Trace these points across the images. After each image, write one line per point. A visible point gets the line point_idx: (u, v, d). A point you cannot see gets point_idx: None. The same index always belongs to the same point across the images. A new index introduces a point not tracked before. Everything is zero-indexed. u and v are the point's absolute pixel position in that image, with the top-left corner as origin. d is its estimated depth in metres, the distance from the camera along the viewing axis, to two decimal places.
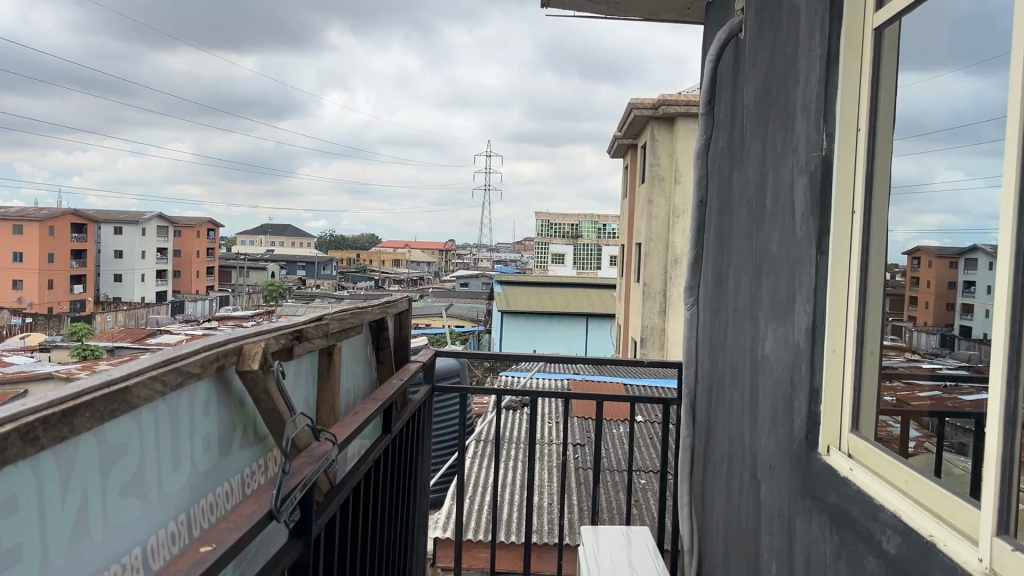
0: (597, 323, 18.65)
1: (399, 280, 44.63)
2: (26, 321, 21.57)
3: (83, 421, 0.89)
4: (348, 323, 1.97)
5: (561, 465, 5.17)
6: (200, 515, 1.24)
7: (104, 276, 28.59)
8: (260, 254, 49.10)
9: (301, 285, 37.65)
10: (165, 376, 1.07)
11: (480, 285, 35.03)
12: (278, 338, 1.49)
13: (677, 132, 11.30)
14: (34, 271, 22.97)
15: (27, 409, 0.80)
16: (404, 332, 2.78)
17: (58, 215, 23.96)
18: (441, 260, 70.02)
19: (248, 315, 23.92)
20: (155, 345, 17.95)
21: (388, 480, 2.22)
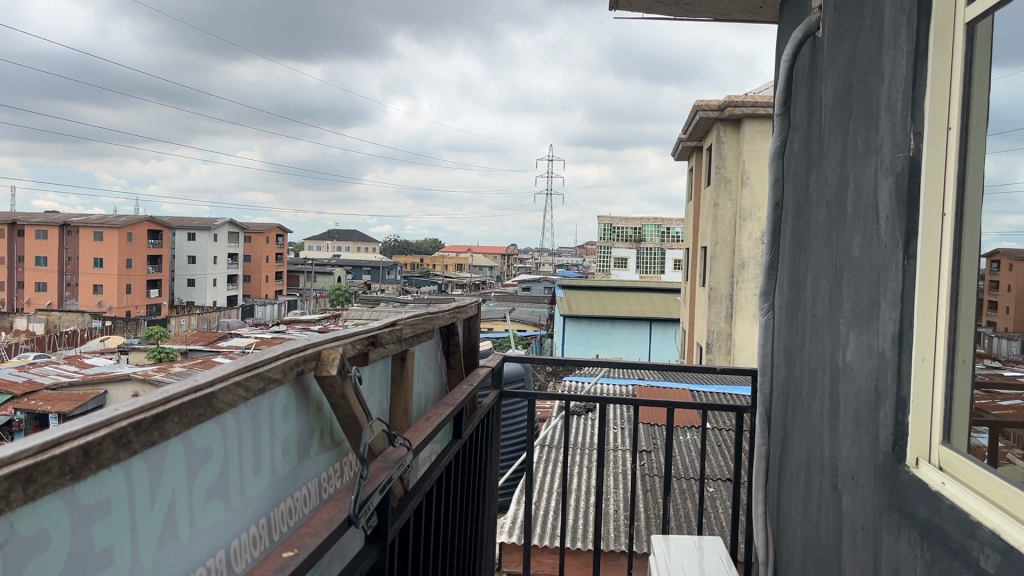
0: (661, 327, 18.40)
1: (463, 284, 44.98)
2: (107, 324, 22.41)
3: (170, 426, 0.90)
4: (420, 328, 1.98)
5: (629, 472, 5.11)
6: (280, 518, 1.25)
7: (178, 280, 29.52)
8: (327, 258, 49.96)
9: (367, 290, 38.26)
10: (248, 381, 1.09)
11: (544, 290, 35.04)
12: (355, 343, 1.50)
13: (743, 133, 11.10)
14: (113, 276, 23.87)
15: (120, 413, 0.82)
16: (473, 336, 2.79)
17: (136, 222, 24.85)
18: (505, 264, 70.35)
19: (316, 320, 24.40)
20: (226, 348, 18.47)
21: (459, 484, 2.23)
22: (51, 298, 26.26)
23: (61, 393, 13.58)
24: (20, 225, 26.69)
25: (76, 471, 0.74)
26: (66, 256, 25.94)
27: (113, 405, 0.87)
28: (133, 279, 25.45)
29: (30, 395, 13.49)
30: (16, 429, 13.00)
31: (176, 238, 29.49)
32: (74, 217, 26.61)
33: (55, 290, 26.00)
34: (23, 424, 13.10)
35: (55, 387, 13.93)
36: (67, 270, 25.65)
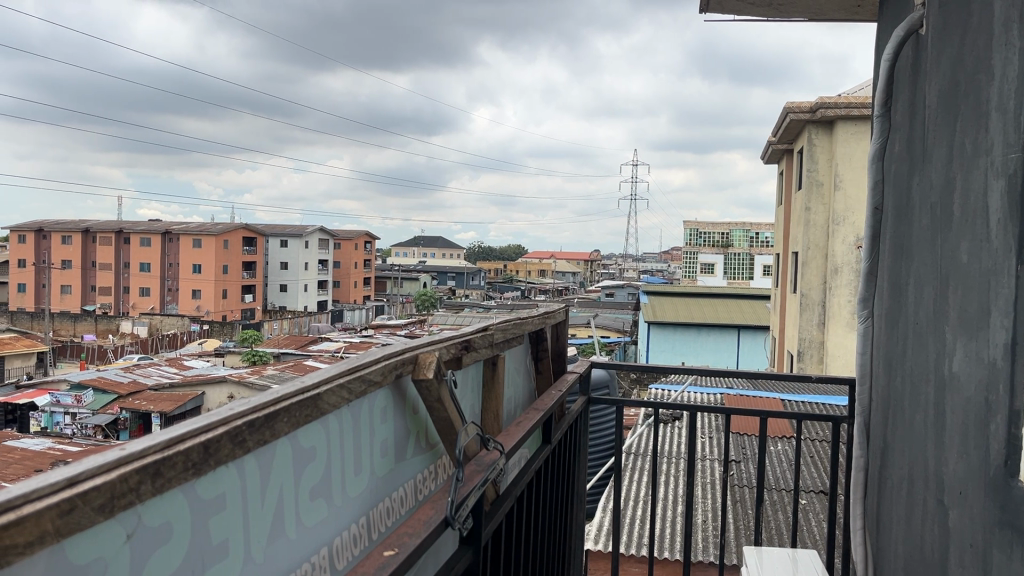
0: (750, 334, 18.01)
1: (547, 289, 45.01)
2: (204, 328, 23.35)
3: (280, 425, 0.94)
4: (511, 334, 2.00)
5: (720, 482, 5.01)
6: (378, 518, 1.28)
7: (271, 286, 30.51)
8: (413, 265, 50.75)
9: (452, 295, 38.69)
10: (350, 384, 1.13)
11: (628, 296, 34.75)
12: (449, 347, 1.52)
13: (836, 135, 10.80)
14: (211, 281, 24.88)
15: (233, 413, 0.86)
16: (562, 342, 2.80)
17: (231, 229, 25.83)
18: (588, 270, 70.17)
19: (402, 325, 24.83)
20: (317, 352, 18.98)
21: (549, 489, 2.24)
22: (153, 302, 27.51)
23: (162, 394, 14.21)
24: (127, 233, 28.04)
25: (198, 467, 0.78)
26: (168, 263, 27.14)
27: (228, 404, 0.91)
28: (230, 285, 26.42)
29: (134, 396, 14.16)
30: (121, 428, 13.68)
31: (270, 245, 30.49)
32: (175, 225, 27.83)
33: (157, 294, 27.24)
34: (127, 423, 13.79)
35: (156, 388, 14.58)
36: (168, 276, 26.84)
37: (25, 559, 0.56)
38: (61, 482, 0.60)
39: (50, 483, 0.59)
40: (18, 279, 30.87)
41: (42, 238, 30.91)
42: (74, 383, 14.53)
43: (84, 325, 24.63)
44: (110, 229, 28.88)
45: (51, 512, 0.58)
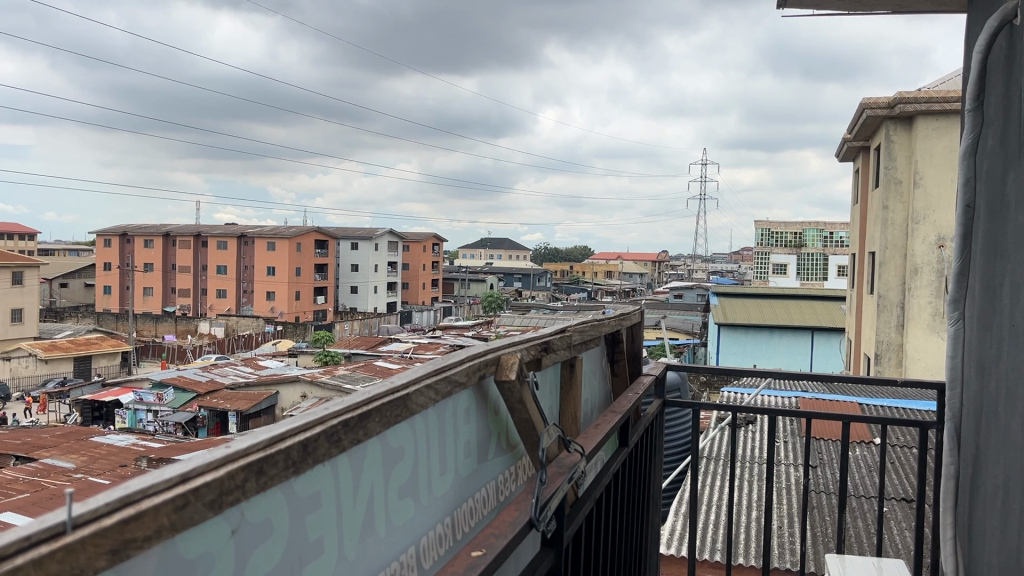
0: (825, 337, 17.55)
1: (614, 291, 44.66)
2: (278, 330, 23.91)
3: (372, 425, 0.96)
4: (589, 335, 1.99)
5: (799, 487, 4.90)
6: (462, 518, 1.29)
7: (342, 287, 31.04)
8: (480, 266, 50.95)
9: (518, 297, 38.74)
10: (436, 385, 1.14)
11: (697, 297, 34.19)
12: (530, 348, 1.53)
13: (915, 131, 10.45)
14: (284, 283, 25.47)
15: (329, 412, 0.88)
16: (638, 344, 2.78)
17: (304, 232, 26.38)
18: (656, 271, 69.46)
19: (470, 326, 24.95)
20: (387, 352, 19.24)
21: (626, 491, 2.23)
22: (230, 304, 28.26)
23: (239, 393, 14.59)
24: (205, 237, 28.91)
25: (296, 465, 0.79)
26: (244, 266, 27.91)
27: (323, 404, 0.93)
28: (302, 287, 26.97)
29: (212, 395, 14.56)
30: (200, 426, 14.10)
31: (341, 247, 31.02)
32: (251, 229, 28.61)
33: (234, 296, 27.97)
34: (205, 421, 14.20)
35: (233, 387, 14.96)
36: (244, 279, 27.58)
37: (144, 550, 0.58)
38: (172, 479, 0.62)
39: (165, 479, 0.61)
40: (104, 281, 32.15)
41: (125, 242, 32.08)
42: (155, 381, 15.03)
43: (165, 326, 25.50)
44: (189, 233, 29.83)
45: (166, 507, 0.60)
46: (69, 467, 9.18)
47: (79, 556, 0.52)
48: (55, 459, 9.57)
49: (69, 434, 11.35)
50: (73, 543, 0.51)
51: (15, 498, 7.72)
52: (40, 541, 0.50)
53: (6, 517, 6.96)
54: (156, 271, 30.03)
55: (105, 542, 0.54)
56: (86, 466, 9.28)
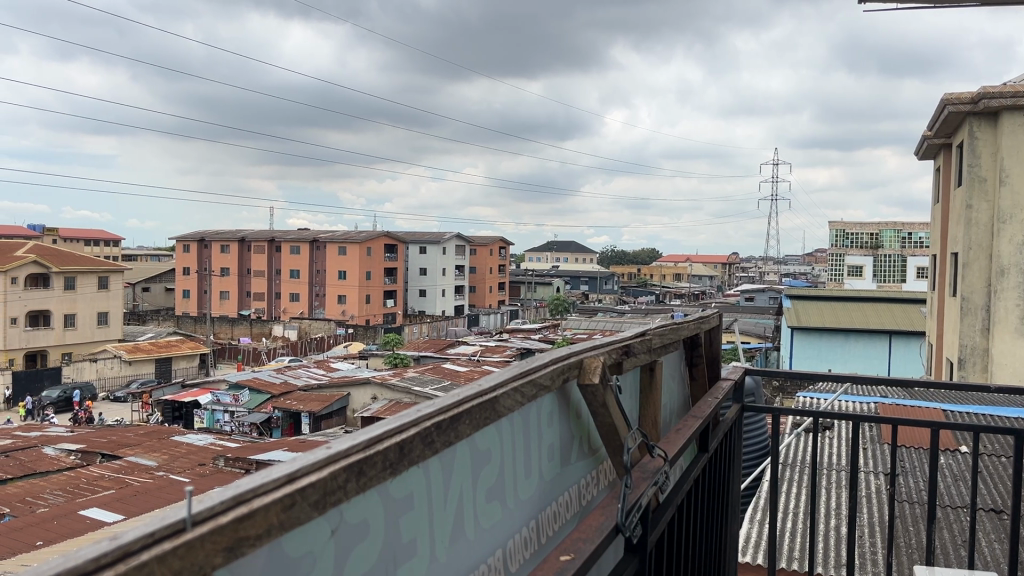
0: (903, 341, 16.99)
1: (682, 293, 44.08)
2: (349, 332, 24.35)
3: (464, 428, 0.97)
4: (668, 339, 1.97)
5: (884, 496, 4.76)
6: (546, 522, 1.30)
7: (411, 291, 31.41)
8: (547, 269, 50.87)
9: (585, 300, 38.61)
10: (522, 387, 1.14)
11: (768, 300, 33.49)
12: (612, 352, 1.52)
13: (1001, 127, 10.04)
14: (354, 287, 25.97)
15: (422, 414, 0.89)
16: (716, 346, 2.73)
17: (373, 236, 26.81)
18: (725, 274, 68.34)
19: (536, 329, 24.95)
20: (455, 355, 19.38)
21: (705, 498, 2.20)
22: (302, 307, 28.87)
23: (312, 395, 14.87)
24: (278, 241, 29.59)
25: (393, 466, 0.80)
26: (316, 270, 28.48)
27: (416, 405, 0.94)
28: (372, 291, 27.39)
29: (287, 395, 14.89)
30: (273, 426, 14.40)
31: (410, 252, 31.38)
32: (323, 233, 29.21)
33: (306, 299, 28.57)
34: (279, 422, 14.47)
35: (306, 388, 15.26)
36: (316, 283, 28.19)
37: (256, 550, 0.60)
38: (281, 478, 0.64)
39: (272, 480, 0.63)
40: (183, 285, 33.21)
41: (203, 248, 33.07)
42: (232, 382, 15.49)
43: (241, 329, 26.19)
44: (263, 238, 30.57)
45: (277, 505, 0.61)
46: (151, 465, 9.50)
47: (199, 555, 0.54)
48: (137, 457, 9.91)
49: (152, 433, 11.76)
50: (194, 541, 0.53)
51: (101, 495, 8.02)
52: (165, 537, 0.52)
53: (93, 513, 7.24)
54: (232, 276, 30.86)
55: (221, 540, 0.56)
56: (167, 464, 9.59)
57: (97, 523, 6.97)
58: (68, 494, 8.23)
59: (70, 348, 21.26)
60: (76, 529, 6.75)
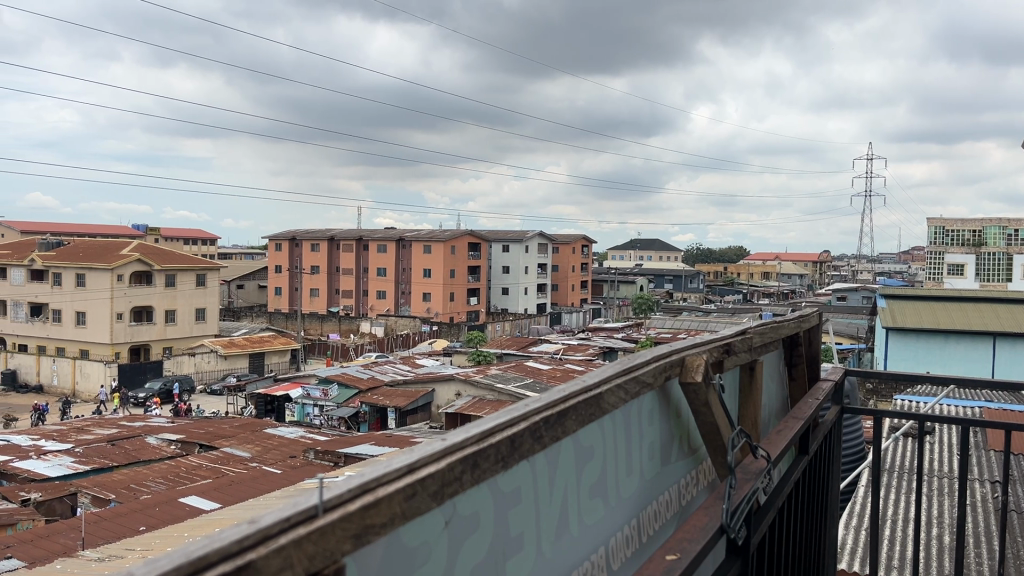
0: (1008, 343, 16.09)
1: (771, 292, 42.94)
2: (434, 329, 24.67)
3: (569, 424, 0.97)
4: (768, 337, 1.94)
5: (995, 505, 4.54)
6: (646, 521, 1.28)
7: (495, 289, 31.55)
8: (630, 267, 50.30)
9: (670, 298, 38.03)
10: (625, 385, 1.14)
11: (862, 299, 32.32)
12: (714, 350, 1.51)
13: None
14: (439, 285, 26.33)
15: (531, 409, 0.90)
16: (815, 346, 2.67)
17: (457, 235, 27.09)
18: (816, 272, 66.25)
19: (620, 328, 24.69)
20: (539, 353, 19.39)
21: (808, 499, 2.15)
22: (388, 305, 29.38)
23: (398, 391, 15.11)
24: (366, 240, 30.14)
25: (506, 461, 0.82)
26: (401, 268, 28.91)
27: (522, 401, 0.96)
28: (457, 288, 27.67)
29: (374, 391, 15.16)
30: (361, 421, 14.69)
31: (493, 250, 31.54)
32: (408, 232, 29.65)
33: (392, 297, 29.06)
34: (366, 417, 14.75)
35: (393, 384, 15.53)
36: (402, 281, 28.68)
37: (380, 537, 0.63)
38: (403, 469, 0.67)
39: (395, 471, 0.67)
40: (275, 282, 34.18)
41: (294, 246, 33.95)
42: (321, 377, 15.85)
43: (330, 325, 26.86)
44: (351, 237, 31.18)
45: (399, 496, 0.65)
46: (246, 456, 9.83)
47: (331, 541, 0.59)
48: (233, 447, 10.30)
49: (246, 425, 12.17)
50: (325, 525, 0.58)
51: (199, 484, 8.35)
52: (299, 520, 0.57)
53: (192, 500, 7.56)
54: (322, 273, 31.59)
55: (350, 526, 0.60)
56: (260, 455, 9.89)
57: (196, 510, 7.26)
58: (169, 482, 8.62)
59: (171, 343, 22.20)
60: (176, 516, 7.04)
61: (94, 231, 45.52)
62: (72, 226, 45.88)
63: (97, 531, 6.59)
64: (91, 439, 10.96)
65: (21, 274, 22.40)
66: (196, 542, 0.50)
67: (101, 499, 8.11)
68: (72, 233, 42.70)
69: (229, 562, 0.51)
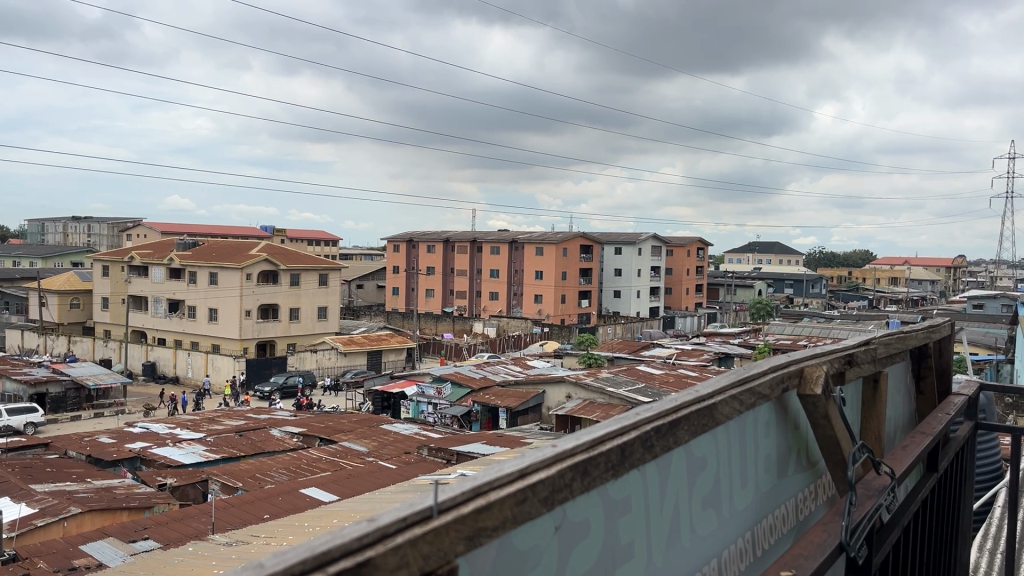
0: None
1: (899, 298, 40.81)
2: (545, 331, 24.74)
3: (682, 433, 1.03)
4: (895, 347, 1.89)
5: None
6: (762, 535, 1.30)
7: (607, 291, 31.32)
8: (748, 271, 48.97)
9: (790, 303, 36.68)
10: (742, 395, 1.17)
11: (1002, 307, 30.24)
12: (835, 360, 1.49)
13: None
14: (551, 286, 26.41)
15: (643, 417, 0.96)
16: (947, 358, 2.55)
17: (569, 238, 27.08)
18: (949, 278, 62.51)
19: (736, 333, 24.04)
20: (650, 357, 19.13)
21: (938, 519, 2.06)
22: (501, 306, 29.65)
23: (509, 391, 15.23)
24: (479, 242, 30.54)
25: (616, 468, 0.89)
26: (514, 269, 29.11)
27: (638, 410, 1.02)
28: (568, 291, 27.66)
29: (485, 391, 15.35)
30: (474, 420, 14.93)
31: (606, 253, 31.34)
32: (521, 234, 29.83)
33: (505, 298, 29.31)
34: (479, 416, 14.98)
35: (504, 384, 15.68)
36: (515, 282, 28.88)
37: (491, 539, 0.72)
38: (514, 475, 0.76)
39: (507, 475, 0.76)
40: (393, 283, 35.14)
41: (410, 248, 34.78)
42: (435, 376, 16.17)
43: (444, 325, 27.39)
44: (466, 238, 31.69)
45: (510, 499, 0.74)
46: (363, 451, 10.16)
47: (445, 542, 0.67)
48: (351, 442, 10.65)
49: (363, 421, 12.55)
50: (439, 525, 0.67)
51: (319, 476, 8.69)
52: (414, 522, 0.65)
53: (312, 491, 7.86)
54: (437, 274, 32.26)
55: (462, 529, 0.69)
56: (377, 450, 10.19)
57: (316, 501, 7.54)
58: (291, 473, 9.00)
59: (294, 339, 23.23)
60: (297, 506, 7.33)
61: (227, 233, 48.06)
62: (207, 228, 48.51)
63: (226, 517, 6.94)
64: (221, 430, 11.56)
65: (161, 272, 23.89)
66: (320, 539, 0.59)
67: (230, 487, 8.55)
68: (207, 234, 45.14)
69: (350, 557, 0.60)
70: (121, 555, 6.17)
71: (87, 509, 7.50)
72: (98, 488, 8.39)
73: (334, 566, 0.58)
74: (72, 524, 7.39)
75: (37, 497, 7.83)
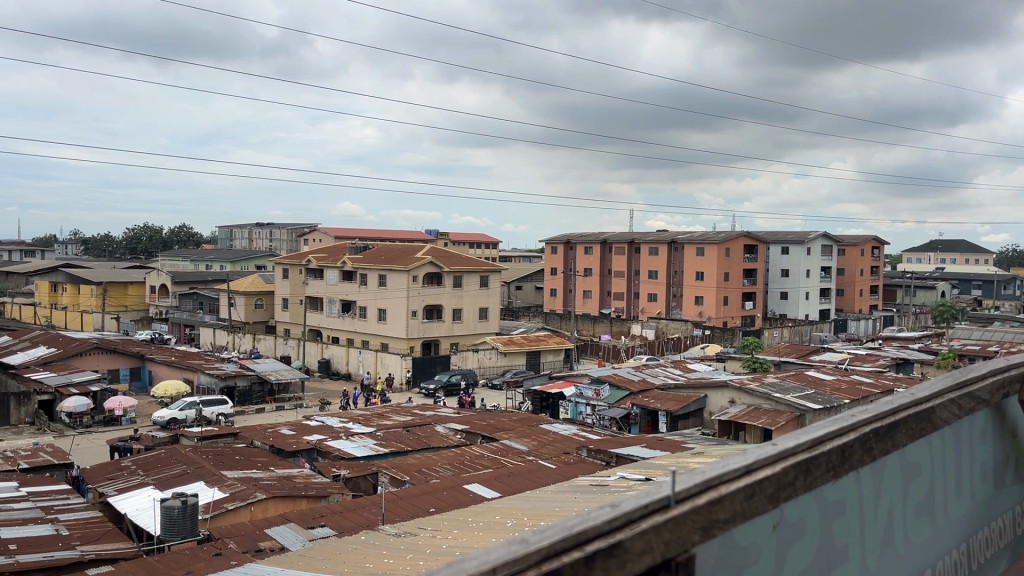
0: None
1: None
2: (706, 334, 24.12)
3: (899, 435, 1.69)
4: None
5: None
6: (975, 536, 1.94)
7: (772, 293, 30.02)
8: (929, 271, 45.36)
9: (978, 306, 33.67)
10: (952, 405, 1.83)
11: None
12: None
13: None
14: (713, 287, 25.77)
15: (862, 424, 1.62)
16: None
17: (733, 237, 26.22)
18: None
19: (916, 338, 22.41)
20: (820, 362, 18.21)
21: None
22: (660, 308, 29.07)
23: (669, 394, 15.00)
24: (638, 243, 30.16)
25: (837, 466, 1.55)
26: (673, 270, 28.43)
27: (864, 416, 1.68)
28: (731, 292, 26.81)
29: (644, 394, 15.17)
30: (633, 422, 14.83)
31: (771, 252, 30.04)
32: (682, 234, 29.15)
33: (663, 300, 28.71)
34: (638, 418, 14.87)
35: (664, 388, 15.44)
36: (674, 283, 28.23)
37: (723, 518, 1.34)
38: (744, 472, 1.38)
39: (739, 469, 1.39)
40: (551, 284, 35.31)
41: (568, 249, 34.77)
42: (594, 377, 16.16)
43: (602, 327, 27.27)
44: (624, 239, 31.33)
45: (737, 493, 1.36)
46: (523, 449, 10.33)
47: (678, 525, 1.27)
48: (512, 440, 10.87)
49: (524, 420, 12.78)
50: (674, 512, 1.26)
51: (482, 472, 8.93)
52: (655, 508, 1.25)
53: (474, 488, 8.08)
54: (595, 275, 32.16)
55: (699, 518, 1.30)
56: (536, 449, 10.32)
57: (478, 496, 7.76)
58: (455, 469, 9.31)
59: (458, 338, 23.95)
60: (460, 501, 7.58)
61: (393, 236, 49.83)
62: (373, 232, 50.46)
63: (395, 509, 7.28)
64: (389, 424, 12.11)
65: (335, 274, 25.24)
66: (578, 524, 1.17)
67: (398, 480, 8.97)
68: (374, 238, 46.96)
69: (605, 537, 1.18)
70: (300, 540, 6.60)
71: (271, 495, 8.06)
72: (281, 476, 9.03)
73: (592, 539, 1.17)
74: (258, 508, 7.98)
75: (228, 482, 8.53)
